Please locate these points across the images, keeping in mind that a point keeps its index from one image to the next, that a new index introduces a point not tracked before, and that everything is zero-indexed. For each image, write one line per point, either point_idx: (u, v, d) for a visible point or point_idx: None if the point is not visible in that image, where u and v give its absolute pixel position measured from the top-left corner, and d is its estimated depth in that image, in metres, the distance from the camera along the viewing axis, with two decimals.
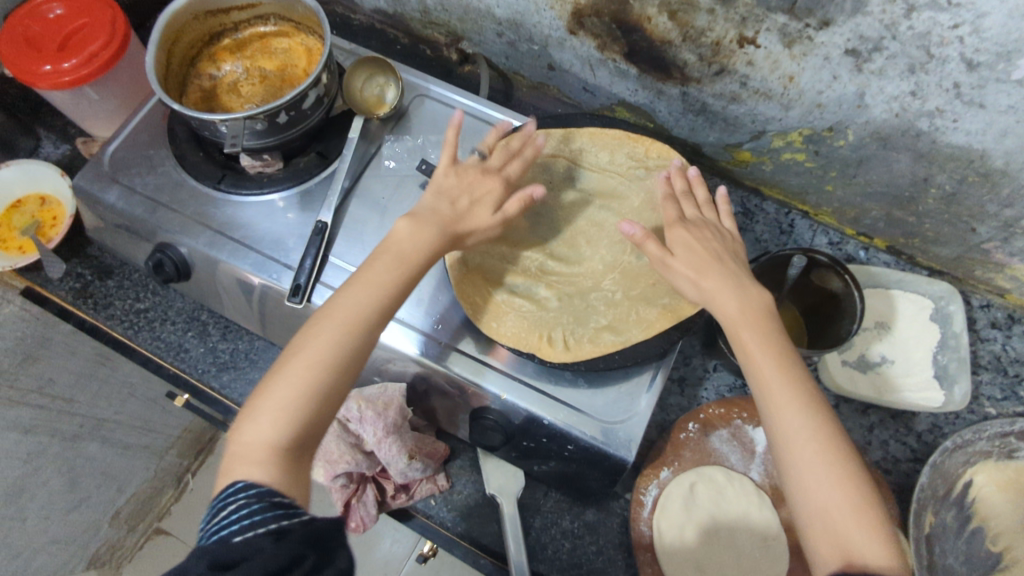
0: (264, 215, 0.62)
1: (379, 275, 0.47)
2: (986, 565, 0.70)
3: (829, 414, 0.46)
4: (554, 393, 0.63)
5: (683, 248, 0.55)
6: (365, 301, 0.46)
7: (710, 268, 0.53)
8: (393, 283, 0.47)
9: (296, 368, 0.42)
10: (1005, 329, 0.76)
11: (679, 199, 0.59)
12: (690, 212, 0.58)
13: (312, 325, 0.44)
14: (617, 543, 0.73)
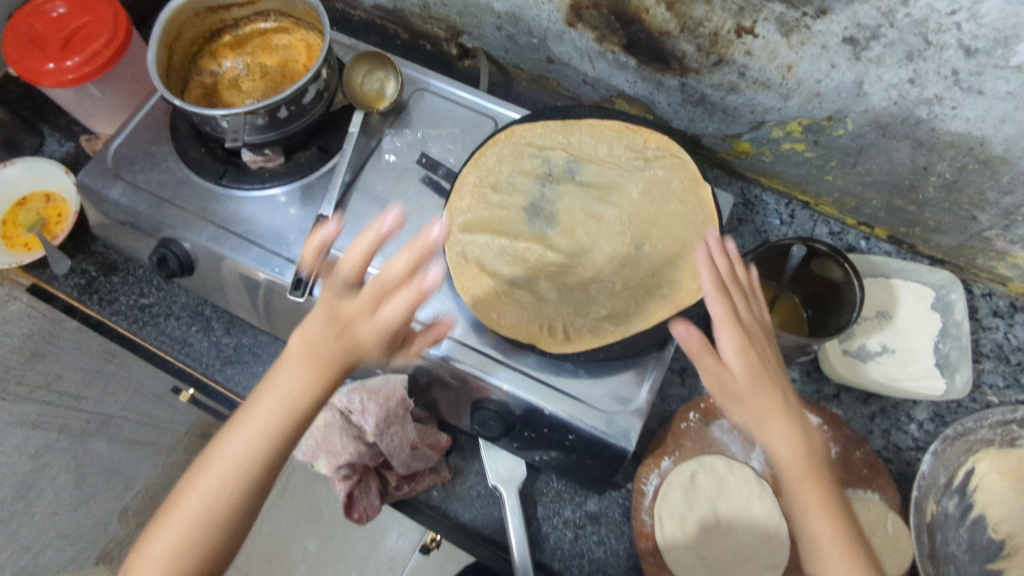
0: (266, 209, 0.72)
1: (300, 381, 0.46)
2: (988, 553, 0.69)
3: (868, 555, 0.51)
4: (554, 382, 0.64)
5: (747, 369, 0.53)
6: (277, 422, 0.46)
7: (769, 394, 0.53)
8: (316, 384, 0.47)
9: (175, 526, 0.44)
10: (1007, 317, 0.79)
11: (731, 289, 0.57)
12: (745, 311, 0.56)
13: (193, 474, 0.45)
14: (619, 533, 0.69)
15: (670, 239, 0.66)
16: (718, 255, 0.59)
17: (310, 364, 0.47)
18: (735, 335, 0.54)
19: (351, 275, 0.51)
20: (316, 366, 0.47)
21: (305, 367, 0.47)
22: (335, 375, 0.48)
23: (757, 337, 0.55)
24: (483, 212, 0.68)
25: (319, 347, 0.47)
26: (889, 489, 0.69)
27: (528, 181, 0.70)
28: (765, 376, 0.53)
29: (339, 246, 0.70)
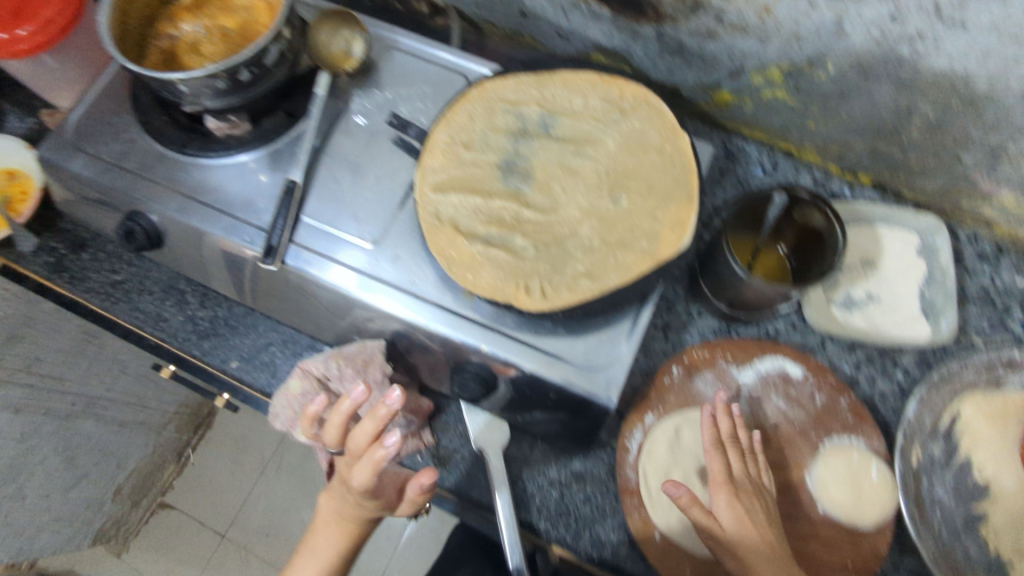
0: (235, 176, 0.70)
1: (332, 533, 0.68)
2: (974, 496, 0.69)
3: None
4: (534, 341, 0.64)
5: (733, 522, 0.59)
6: (333, 546, 0.67)
7: (756, 545, 0.58)
8: (343, 537, 0.67)
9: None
10: (994, 261, 0.78)
11: (728, 446, 0.64)
12: (740, 467, 0.63)
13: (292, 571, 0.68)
14: (605, 491, 0.69)
15: (649, 191, 0.64)
16: (720, 415, 0.66)
17: (333, 531, 0.68)
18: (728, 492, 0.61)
19: (332, 442, 0.62)
20: (345, 529, 0.67)
21: (339, 525, 0.67)
22: (359, 527, 0.67)
23: (748, 493, 0.61)
24: (455, 170, 0.66)
25: (338, 514, 0.67)
26: (874, 436, 0.69)
27: (501, 137, 0.68)
28: (755, 522, 0.59)
29: (309, 211, 0.68)
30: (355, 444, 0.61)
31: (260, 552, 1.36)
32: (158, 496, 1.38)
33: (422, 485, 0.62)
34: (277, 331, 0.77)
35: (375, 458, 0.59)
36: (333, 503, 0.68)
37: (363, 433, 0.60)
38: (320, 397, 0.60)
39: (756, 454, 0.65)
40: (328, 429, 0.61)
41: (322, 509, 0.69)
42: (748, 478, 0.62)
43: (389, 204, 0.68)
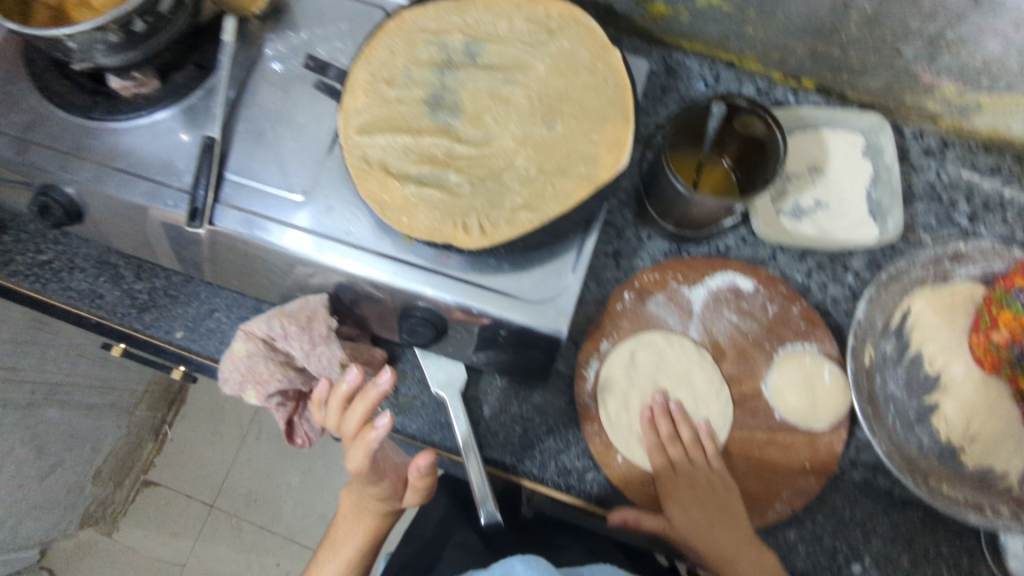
0: (149, 137, 0.66)
1: (353, 527, 0.70)
2: (926, 387, 0.71)
3: None
4: (480, 280, 0.62)
5: (683, 525, 0.64)
6: (353, 539, 0.70)
7: (707, 541, 0.63)
8: (362, 533, 0.70)
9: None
10: (939, 155, 0.78)
11: (669, 445, 0.66)
12: (683, 460, 0.65)
13: (321, 560, 0.72)
14: (567, 421, 0.70)
15: (583, 114, 0.62)
16: (659, 417, 0.68)
17: (355, 528, 0.70)
18: (676, 491, 0.65)
19: (330, 428, 0.61)
20: (363, 525, 0.69)
21: (359, 522, 0.70)
22: (376, 523, 0.69)
23: (697, 487, 0.65)
24: (381, 110, 0.63)
25: (357, 512, 0.69)
26: (826, 339, 0.71)
27: (425, 70, 0.64)
28: (706, 513, 0.64)
29: (232, 167, 0.65)
30: (349, 428, 0.59)
31: (248, 517, 1.36)
32: (139, 475, 1.37)
33: (420, 467, 0.62)
34: (221, 297, 0.76)
35: (367, 440, 0.58)
36: (353, 498, 0.70)
37: (354, 416, 0.59)
38: (325, 379, 0.61)
39: (702, 443, 0.66)
40: (327, 415, 0.61)
41: (343, 508, 0.72)
42: (691, 468, 0.65)
43: (318, 153, 0.66)
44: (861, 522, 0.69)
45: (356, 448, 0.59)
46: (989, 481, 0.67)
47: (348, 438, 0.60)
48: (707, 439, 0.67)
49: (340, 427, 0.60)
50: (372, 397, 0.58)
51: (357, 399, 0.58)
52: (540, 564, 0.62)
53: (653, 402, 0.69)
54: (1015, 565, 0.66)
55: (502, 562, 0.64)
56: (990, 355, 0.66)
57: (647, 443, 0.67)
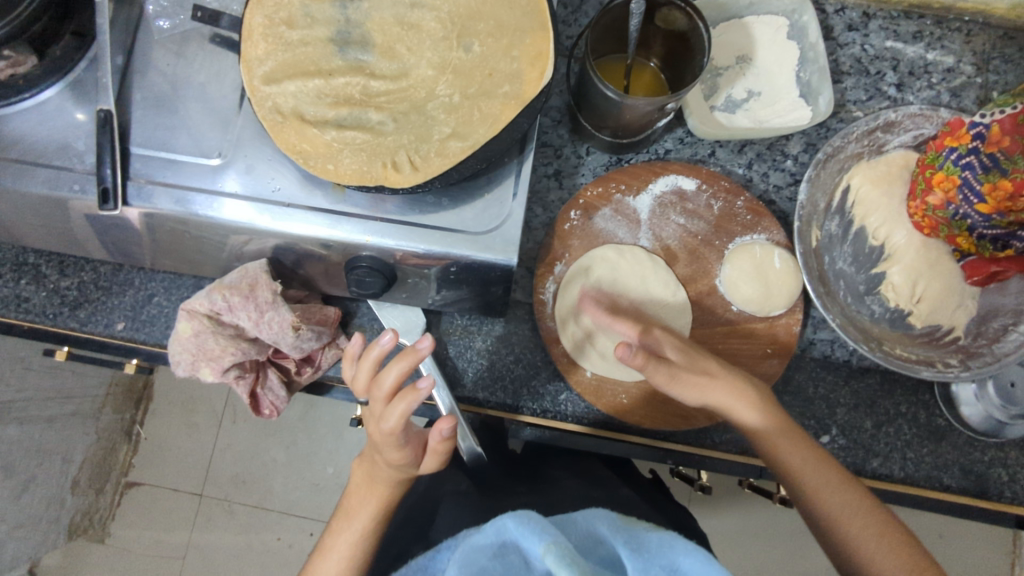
0: (38, 120, 0.61)
1: (366, 495, 0.67)
2: (872, 259, 0.73)
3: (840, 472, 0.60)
4: (421, 219, 0.60)
5: (655, 367, 0.64)
6: (368, 507, 0.67)
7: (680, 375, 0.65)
8: (377, 499, 0.67)
9: (333, 549, 0.66)
10: (862, 28, 0.78)
11: (615, 313, 0.68)
12: (640, 325, 0.67)
13: (335, 529, 0.67)
14: (532, 347, 0.72)
15: (499, 30, 0.59)
16: (596, 297, 0.69)
17: (370, 496, 0.67)
18: (664, 359, 0.64)
19: (362, 385, 0.61)
20: (378, 492, 0.67)
21: (372, 489, 0.67)
22: (389, 490, 0.67)
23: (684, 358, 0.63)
24: (284, 55, 0.58)
25: (371, 480, 0.67)
26: (774, 228, 0.72)
27: (326, 6, 0.60)
28: (702, 377, 0.62)
29: (137, 140, 0.60)
30: (383, 388, 0.58)
31: (239, 499, 1.35)
32: (119, 478, 1.34)
33: (442, 431, 0.59)
34: (157, 280, 0.72)
35: (402, 401, 0.56)
36: (366, 468, 0.68)
37: (389, 376, 0.58)
38: (360, 335, 0.62)
39: (641, 311, 0.69)
40: (360, 371, 0.60)
41: (354, 480, 0.69)
42: (650, 328, 0.67)
43: (228, 111, 0.62)
44: (825, 396, 0.72)
45: (389, 409, 0.57)
46: (937, 337, 0.71)
47: (380, 396, 0.58)
48: (647, 308, 0.69)
49: (373, 386, 0.59)
50: (410, 359, 0.57)
51: (393, 358, 0.58)
52: (537, 520, 0.49)
53: (586, 294, 0.69)
54: (967, 411, 0.70)
55: (494, 522, 0.52)
56: (928, 219, 0.68)
57: (601, 314, 0.67)
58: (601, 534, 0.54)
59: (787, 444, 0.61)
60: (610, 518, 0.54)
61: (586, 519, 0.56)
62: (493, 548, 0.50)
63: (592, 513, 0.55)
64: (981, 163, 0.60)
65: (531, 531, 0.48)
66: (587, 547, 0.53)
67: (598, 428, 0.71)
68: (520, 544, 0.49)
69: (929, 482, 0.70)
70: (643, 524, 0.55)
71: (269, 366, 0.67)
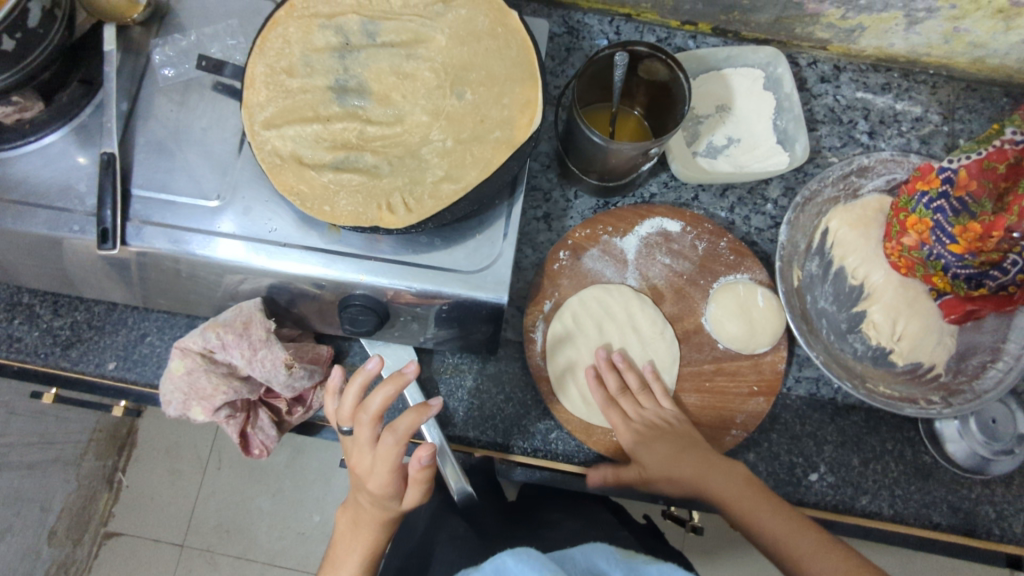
0: (43, 162, 0.62)
1: (351, 543, 0.66)
2: (853, 298, 0.75)
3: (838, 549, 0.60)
4: (414, 259, 0.62)
5: (651, 456, 0.65)
6: (354, 555, 0.65)
7: (674, 453, 0.65)
8: (362, 547, 0.65)
9: None
10: (833, 80, 0.82)
11: (620, 399, 0.69)
12: (638, 410, 0.68)
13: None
14: (523, 384, 0.73)
15: (490, 79, 0.62)
16: (605, 371, 0.70)
17: (353, 543, 0.65)
18: (634, 435, 0.67)
19: (348, 416, 0.62)
20: (361, 540, 0.65)
21: (356, 536, 0.65)
22: (373, 536, 0.65)
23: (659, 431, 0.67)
24: (284, 101, 0.61)
25: (355, 526, 0.66)
26: (755, 267, 0.74)
27: (325, 56, 0.63)
28: (670, 451, 0.65)
29: (138, 182, 0.62)
30: (369, 411, 0.60)
31: (222, 550, 1.31)
32: (98, 528, 1.30)
33: (421, 459, 0.59)
34: (150, 320, 0.73)
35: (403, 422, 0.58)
36: (349, 515, 0.67)
37: (376, 400, 0.59)
38: (338, 366, 0.64)
39: (648, 385, 0.70)
40: (345, 399, 0.62)
41: (340, 527, 0.68)
42: (647, 418, 0.68)
43: (227, 155, 0.64)
44: (813, 433, 0.73)
45: (390, 432, 0.59)
46: (919, 374, 0.72)
47: (367, 420, 0.60)
48: (654, 378, 0.70)
49: (359, 411, 0.61)
50: (399, 381, 0.59)
51: (381, 384, 0.59)
52: (535, 556, 0.50)
53: (597, 359, 0.71)
54: (952, 447, 0.71)
55: (491, 560, 0.51)
56: (905, 259, 0.70)
57: (601, 396, 0.69)
58: (600, 567, 0.54)
59: (820, 551, 0.59)
60: (610, 551, 0.55)
61: (584, 554, 0.56)
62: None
63: (591, 548, 0.56)
64: (952, 206, 0.63)
65: (529, 566, 0.49)
66: None
67: (587, 466, 0.72)
68: None
69: (918, 520, 0.71)
70: (641, 557, 0.56)
71: (260, 405, 0.67)
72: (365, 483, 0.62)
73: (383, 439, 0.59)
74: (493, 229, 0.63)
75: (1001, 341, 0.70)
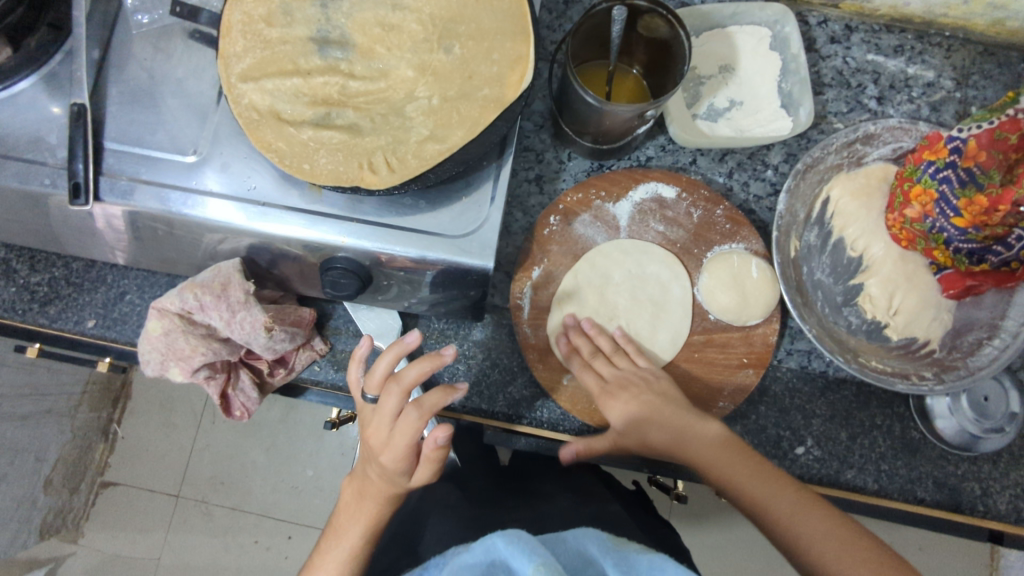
0: (11, 111, 0.60)
1: (354, 513, 0.65)
2: (850, 271, 0.73)
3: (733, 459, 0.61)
4: (397, 222, 0.59)
5: (629, 416, 0.64)
6: (357, 526, 0.64)
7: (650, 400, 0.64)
8: (365, 519, 0.64)
9: (330, 564, 0.64)
10: (843, 41, 0.79)
11: (592, 360, 0.67)
12: (609, 369, 0.67)
13: (326, 545, 0.66)
14: (510, 351, 0.72)
15: (480, 33, 0.58)
16: (575, 335, 0.69)
17: (355, 515, 0.65)
18: (610, 398, 0.65)
19: (379, 379, 0.61)
20: (365, 512, 0.64)
21: (360, 507, 0.65)
22: (377, 509, 0.64)
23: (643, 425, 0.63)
24: (262, 52, 0.57)
25: (359, 497, 0.65)
26: (752, 237, 0.72)
27: (306, 5, 0.59)
28: (649, 410, 0.64)
29: (112, 135, 0.60)
30: (402, 382, 0.59)
31: (217, 501, 1.33)
32: (94, 477, 1.32)
33: (438, 439, 0.59)
34: (130, 278, 0.72)
35: (436, 400, 0.58)
36: (356, 485, 0.67)
37: (411, 373, 0.59)
38: (366, 337, 0.63)
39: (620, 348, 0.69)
40: (376, 366, 0.61)
41: (344, 498, 0.67)
42: (621, 376, 0.66)
43: (205, 107, 0.61)
44: (802, 407, 0.72)
45: (424, 404, 0.59)
46: (913, 349, 0.71)
47: (397, 391, 0.59)
48: (625, 341, 0.70)
49: (390, 380, 0.60)
50: (441, 357, 0.58)
51: (423, 357, 0.59)
52: (526, 540, 0.47)
53: (566, 325, 0.69)
54: (942, 424, 0.70)
55: (482, 540, 0.49)
56: (906, 232, 0.68)
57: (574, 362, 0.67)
58: (593, 554, 0.52)
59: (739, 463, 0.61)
60: (602, 538, 0.52)
61: (575, 538, 0.54)
62: (481, 567, 0.47)
63: (583, 532, 0.53)
64: (959, 177, 0.61)
65: (518, 550, 0.46)
66: (575, 569, 0.51)
67: (572, 434, 0.71)
68: (509, 563, 0.46)
69: (902, 495, 0.71)
70: (635, 546, 0.53)
71: (241, 367, 0.67)
72: (377, 458, 0.61)
73: (410, 410, 0.59)
74: (480, 191, 0.61)
75: (999, 317, 0.69)
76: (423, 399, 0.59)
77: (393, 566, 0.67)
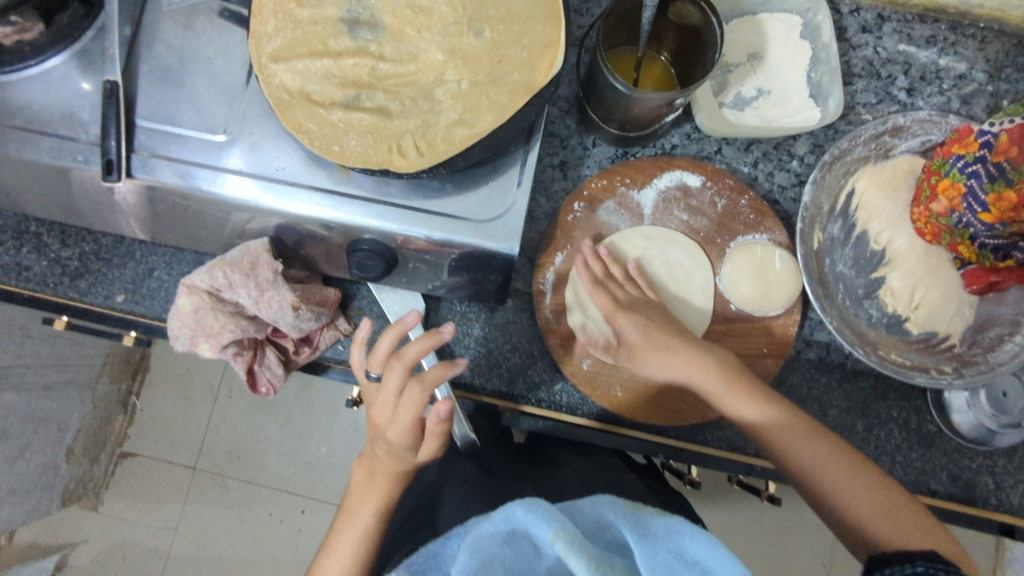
0: (44, 88, 0.60)
1: (365, 493, 0.67)
2: (872, 264, 0.73)
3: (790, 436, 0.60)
4: (422, 205, 0.60)
5: (638, 334, 0.64)
6: (368, 504, 0.66)
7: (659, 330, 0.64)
8: (375, 497, 0.66)
9: (343, 543, 0.65)
10: (875, 30, 0.78)
11: (603, 283, 0.68)
12: (622, 294, 0.68)
13: (339, 524, 0.67)
14: (530, 335, 0.73)
15: (510, 17, 0.58)
16: (591, 259, 0.69)
17: (366, 494, 0.66)
18: (623, 312, 0.66)
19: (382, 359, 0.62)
20: (376, 490, 0.66)
21: (371, 485, 0.66)
22: (387, 489, 0.66)
23: (652, 345, 0.64)
24: (292, 33, 0.58)
25: (370, 476, 0.67)
26: (775, 228, 0.73)
27: None
28: (660, 334, 0.64)
29: (143, 113, 0.60)
30: (402, 360, 0.60)
31: (233, 474, 1.35)
32: (114, 447, 1.35)
33: (440, 413, 0.60)
34: (158, 254, 0.73)
35: (435, 373, 0.59)
36: (365, 467, 0.68)
37: (410, 350, 0.60)
38: (367, 319, 0.64)
39: (632, 278, 0.70)
40: (378, 346, 0.62)
41: (355, 479, 0.69)
42: (632, 300, 0.68)
43: (234, 86, 0.61)
44: (819, 397, 0.73)
45: (423, 380, 0.60)
46: (932, 343, 0.71)
47: (399, 367, 0.60)
48: (637, 273, 0.70)
49: (392, 359, 0.61)
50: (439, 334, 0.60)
51: (422, 335, 0.60)
52: (543, 507, 0.47)
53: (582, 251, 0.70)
54: (959, 417, 0.71)
55: (501, 509, 0.49)
56: (931, 226, 0.67)
57: (587, 283, 0.68)
58: (608, 519, 0.50)
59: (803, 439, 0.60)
60: (618, 503, 0.50)
61: (592, 505, 0.52)
62: (501, 535, 0.47)
63: (598, 498, 0.51)
64: (988, 171, 0.59)
65: (535, 516, 0.46)
66: (592, 535, 0.50)
67: (590, 418, 0.72)
68: (529, 530, 0.46)
69: (917, 487, 0.71)
70: (650, 509, 0.52)
71: (266, 344, 0.68)
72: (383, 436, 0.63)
73: (411, 386, 0.60)
74: (506, 177, 0.61)
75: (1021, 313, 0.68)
76: (424, 374, 0.60)
77: (413, 540, 0.68)
